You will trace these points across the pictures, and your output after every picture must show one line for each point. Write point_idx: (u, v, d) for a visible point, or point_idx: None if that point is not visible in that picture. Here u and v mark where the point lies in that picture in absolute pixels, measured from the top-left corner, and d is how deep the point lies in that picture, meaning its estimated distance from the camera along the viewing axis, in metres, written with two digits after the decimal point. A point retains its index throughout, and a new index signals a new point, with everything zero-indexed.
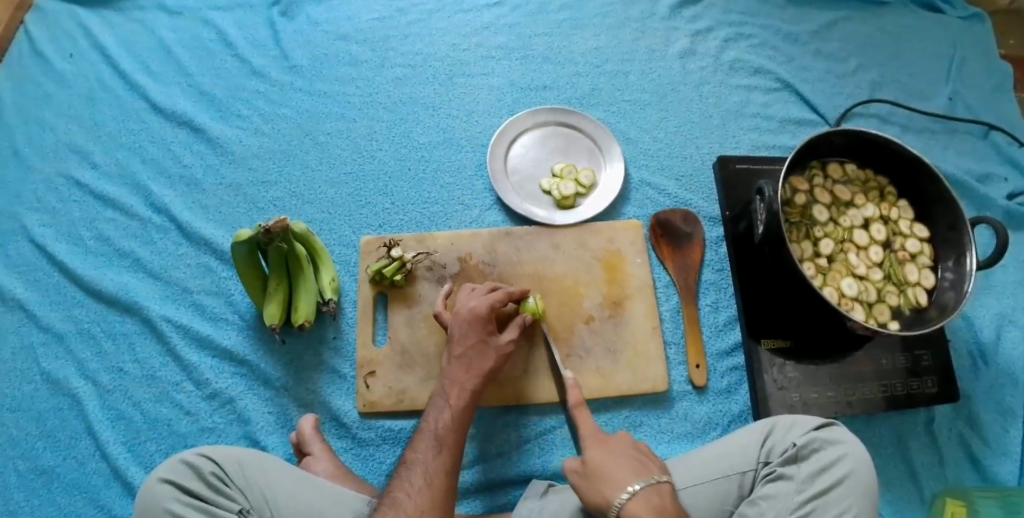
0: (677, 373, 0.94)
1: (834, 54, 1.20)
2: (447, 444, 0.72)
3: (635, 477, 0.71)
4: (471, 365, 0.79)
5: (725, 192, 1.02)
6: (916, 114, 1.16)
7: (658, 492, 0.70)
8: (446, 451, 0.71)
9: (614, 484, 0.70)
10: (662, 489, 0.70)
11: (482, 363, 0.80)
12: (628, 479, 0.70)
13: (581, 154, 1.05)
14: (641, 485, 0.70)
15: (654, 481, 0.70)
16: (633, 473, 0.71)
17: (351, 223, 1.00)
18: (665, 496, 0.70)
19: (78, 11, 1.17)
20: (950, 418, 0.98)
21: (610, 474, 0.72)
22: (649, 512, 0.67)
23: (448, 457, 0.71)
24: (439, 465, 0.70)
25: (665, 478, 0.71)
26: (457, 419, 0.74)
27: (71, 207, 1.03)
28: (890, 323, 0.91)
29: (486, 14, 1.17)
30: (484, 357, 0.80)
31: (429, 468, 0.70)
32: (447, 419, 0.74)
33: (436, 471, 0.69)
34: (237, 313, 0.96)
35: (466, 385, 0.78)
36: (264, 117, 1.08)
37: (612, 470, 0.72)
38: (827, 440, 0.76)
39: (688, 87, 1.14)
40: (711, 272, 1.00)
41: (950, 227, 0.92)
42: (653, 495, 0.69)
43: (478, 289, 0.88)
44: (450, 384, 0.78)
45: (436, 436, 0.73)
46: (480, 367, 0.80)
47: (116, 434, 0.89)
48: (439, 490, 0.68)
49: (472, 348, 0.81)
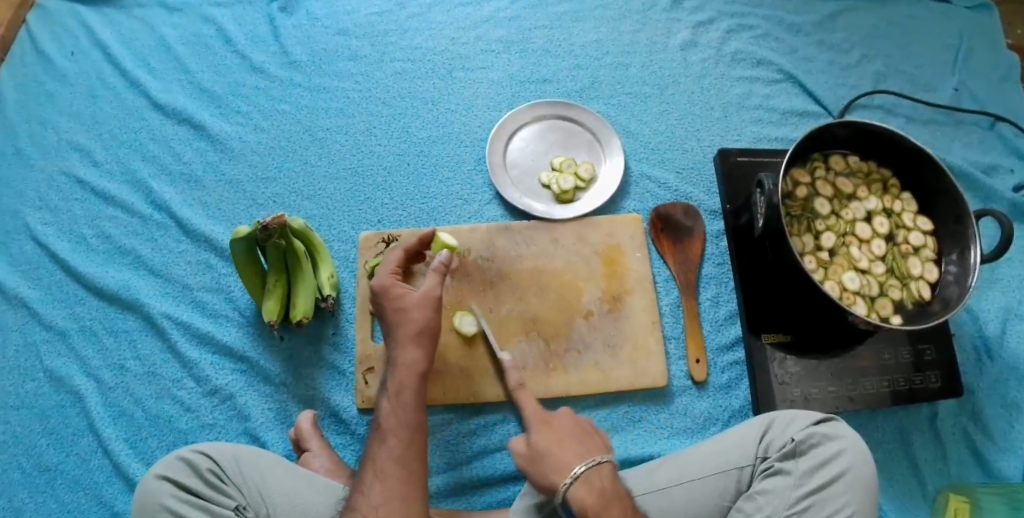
0: (677, 368, 0.93)
1: (838, 44, 1.18)
2: (390, 433, 0.70)
3: (578, 459, 0.69)
4: (403, 339, 0.76)
5: (726, 185, 1.01)
6: (921, 105, 1.15)
7: (599, 474, 0.69)
8: (391, 439, 0.70)
9: (557, 465, 0.69)
10: (603, 470, 0.69)
11: (414, 339, 0.76)
12: (571, 462, 0.69)
13: (581, 147, 1.05)
14: (584, 468, 0.68)
15: (595, 463, 0.69)
16: (576, 455, 0.70)
17: (350, 218, 1.00)
18: (607, 477, 0.69)
19: (78, 9, 1.17)
20: (954, 413, 0.97)
21: (554, 456, 0.70)
22: (591, 495, 0.67)
23: (395, 444, 0.69)
24: (387, 454, 0.68)
25: (607, 457, 0.71)
26: (398, 405, 0.72)
27: (72, 205, 1.03)
28: (893, 317, 0.90)
29: (485, 7, 1.16)
30: (406, 320, 0.77)
31: (378, 460, 0.68)
32: (389, 408, 0.72)
33: (385, 462, 0.68)
34: (237, 309, 0.96)
35: (403, 368, 0.74)
36: (263, 113, 1.08)
37: (556, 453, 0.70)
38: (825, 436, 0.75)
39: (689, 80, 1.12)
40: (712, 266, 0.99)
41: (954, 219, 0.91)
42: (595, 478, 0.68)
43: (400, 255, 0.84)
44: (390, 368, 0.76)
45: (382, 427, 0.71)
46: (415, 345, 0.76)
47: (118, 430, 0.89)
48: (391, 479, 0.66)
49: (398, 314, 0.77)
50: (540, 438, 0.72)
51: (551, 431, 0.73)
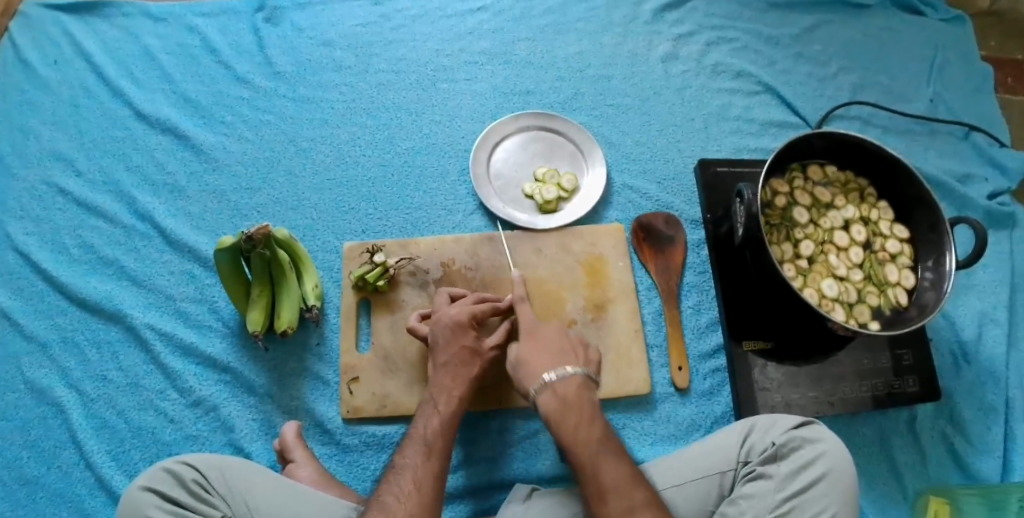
0: (660, 376, 0.94)
1: (815, 56, 1.21)
2: (436, 450, 0.73)
3: (598, 453, 0.70)
4: (455, 372, 0.81)
5: (706, 195, 1.03)
6: (897, 116, 1.17)
7: (614, 471, 0.69)
8: (434, 455, 0.72)
9: (534, 375, 0.76)
10: (622, 474, 0.69)
11: (467, 371, 0.81)
12: (544, 370, 0.76)
13: (564, 158, 1.06)
14: (554, 376, 0.75)
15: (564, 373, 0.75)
16: (599, 449, 0.71)
17: (334, 229, 1.01)
18: (626, 479, 0.69)
19: (61, 18, 1.17)
20: (933, 416, 0.99)
21: (568, 440, 0.71)
22: (608, 494, 0.67)
23: (437, 462, 0.72)
24: (427, 470, 0.71)
25: (627, 464, 0.70)
26: (445, 426, 0.76)
27: (55, 215, 1.03)
28: (871, 323, 0.91)
29: (469, 19, 1.17)
30: (470, 364, 0.82)
31: (420, 473, 0.70)
32: (435, 426, 0.76)
33: (427, 477, 0.70)
34: (221, 320, 0.96)
35: (453, 395, 0.79)
36: (248, 124, 1.08)
37: (567, 435, 0.71)
38: (805, 439, 0.76)
39: (670, 91, 1.14)
40: (693, 275, 1.01)
41: (929, 227, 0.93)
42: (608, 474, 0.69)
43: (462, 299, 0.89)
44: (439, 392, 0.80)
45: (423, 439, 0.74)
46: (466, 376, 0.81)
47: (100, 442, 0.89)
48: (429, 494, 0.68)
49: (458, 355, 0.82)
50: (522, 347, 0.79)
51: (534, 340, 0.80)
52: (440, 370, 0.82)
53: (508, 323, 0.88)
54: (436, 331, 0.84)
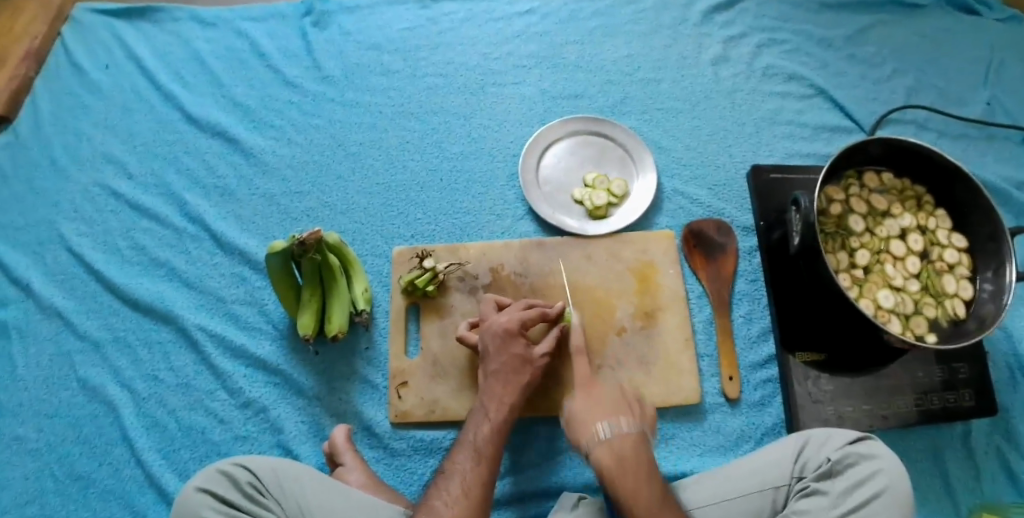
0: (709, 386, 0.93)
1: (869, 59, 1.18)
2: (485, 456, 0.73)
3: (602, 420, 0.75)
4: (506, 379, 0.81)
5: (759, 202, 1.01)
6: (954, 121, 1.14)
7: (622, 440, 0.73)
8: (484, 462, 0.72)
9: (589, 428, 0.75)
10: (626, 436, 0.73)
11: (517, 379, 0.81)
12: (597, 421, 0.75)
13: (613, 163, 1.05)
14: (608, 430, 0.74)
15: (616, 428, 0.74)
16: (603, 416, 0.76)
17: (383, 233, 1.01)
18: (630, 443, 0.73)
19: (112, 22, 1.19)
20: (988, 431, 0.97)
21: (583, 419, 0.77)
22: (608, 456, 0.72)
23: (487, 468, 0.72)
24: (478, 476, 0.71)
25: (636, 426, 0.75)
26: (495, 433, 0.75)
27: (107, 216, 1.04)
28: (928, 335, 0.89)
29: (516, 22, 1.16)
30: (521, 371, 0.82)
31: (468, 479, 0.70)
32: (485, 433, 0.75)
33: (475, 483, 0.70)
34: (271, 322, 0.97)
35: (504, 402, 0.79)
36: (296, 127, 1.09)
37: (585, 416, 0.77)
38: (861, 455, 0.75)
39: (721, 95, 1.12)
40: (744, 283, 0.99)
41: (990, 236, 0.90)
42: (615, 441, 0.73)
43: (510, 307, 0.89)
44: (489, 399, 0.80)
45: (472, 446, 0.74)
46: (516, 384, 0.81)
47: (151, 441, 0.90)
48: (479, 500, 0.68)
49: (510, 362, 0.82)
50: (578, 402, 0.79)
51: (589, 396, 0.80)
52: (490, 377, 0.82)
53: (558, 330, 0.88)
54: (485, 339, 0.84)
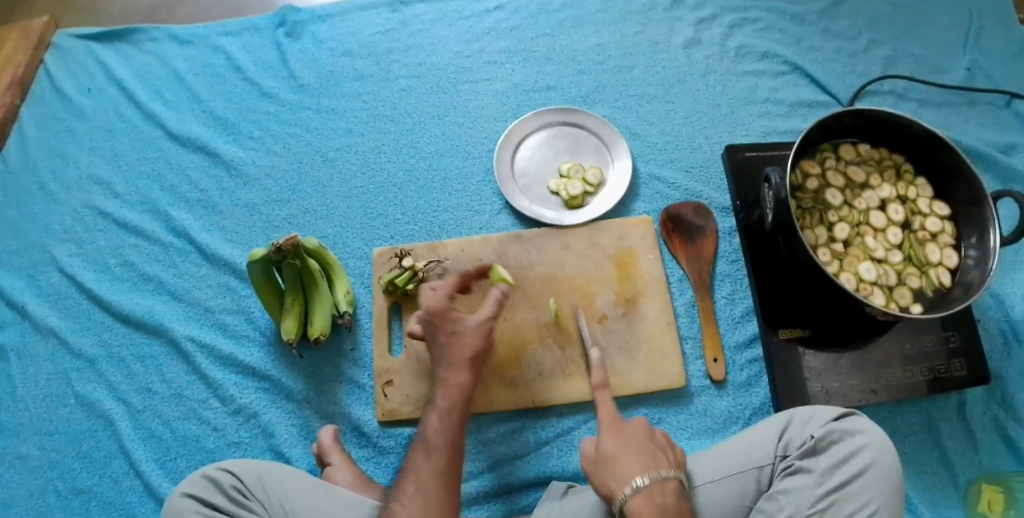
0: (695, 368, 0.93)
1: (843, 32, 1.16)
2: (435, 450, 0.72)
3: (642, 470, 0.70)
4: (453, 362, 0.78)
5: (735, 182, 1.01)
6: (933, 89, 1.13)
7: (663, 490, 0.68)
8: (435, 455, 0.72)
9: (622, 476, 0.70)
10: (668, 485, 0.69)
11: (457, 360, 0.78)
12: (635, 471, 0.70)
13: (588, 152, 1.05)
14: (647, 480, 0.69)
15: (662, 478, 0.69)
16: (641, 466, 0.71)
17: (363, 235, 1.02)
18: (672, 493, 0.69)
19: (92, 46, 1.20)
20: (983, 400, 0.95)
21: (618, 466, 0.71)
22: (651, 509, 0.66)
23: (441, 460, 0.71)
24: (431, 472, 0.70)
25: (673, 474, 0.70)
26: (442, 423, 0.74)
27: (96, 236, 1.06)
28: (913, 306, 0.88)
29: (486, 19, 1.17)
30: (462, 345, 0.79)
31: (423, 477, 0.70)
32: (433, 425, 0.74)
33: (429, 479, 0.70)
34: (258, 329, 0.98)
35: (448, 388, 0.76)
36: (274, 137, 1.10)
37: (621, 463, 0.71)
38: (845, 432, 0.74)
39: (694, 78, 1.12)
40: (725, 264, 0.99)
41: (971, 203, 0.89)
42: (658, 493, 0.68)
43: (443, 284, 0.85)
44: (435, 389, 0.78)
45: (424, 443, 0.74)
46: (456, 366, 0.77)
47: (148, 451, 0.92)
48: (435, 495, 0.69)
49: (452, 340, 0.79)
50: (608, 446, 0.74)
51: (619, 442, 0.74)
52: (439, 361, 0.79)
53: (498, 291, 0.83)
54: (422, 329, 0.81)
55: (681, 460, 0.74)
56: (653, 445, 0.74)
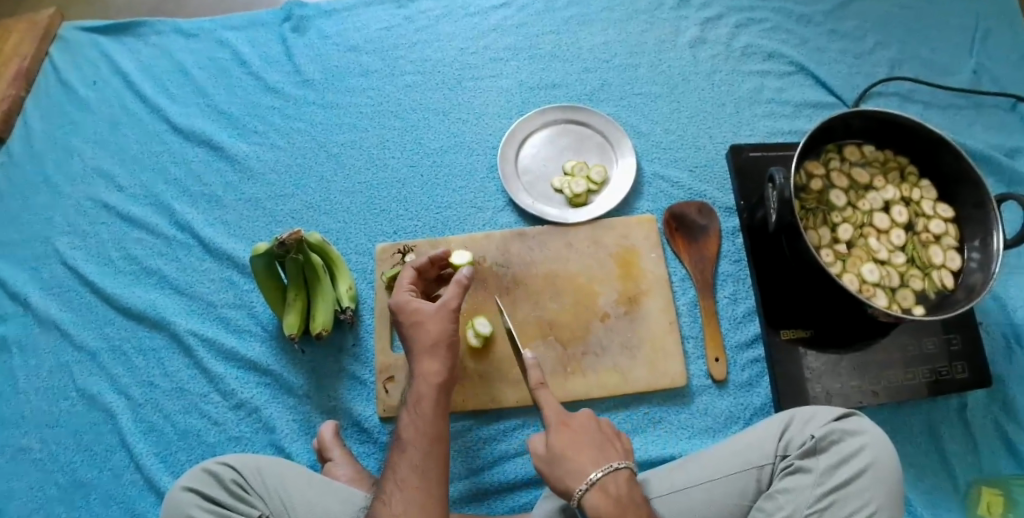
0: (696, 368, 0.93)
1: (850, 33, 1.16)
2: (409, 444, 0.71)
3: (594, 464, 0.68)
4: (424, 352, 0.76)
5: (739, 182, 1.01)
6: (939, 91, 1.13)
7: (616, 479, 0.68)
8: (408, 450, 0.71)
9: (575, 470, 0.68)
10: (620, 476, 0.68)
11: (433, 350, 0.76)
12: (588, 467, 0.68)
13: (592, 150, 1.05)
14: (600, 473, 0.67)
15: (612, 469, 0.68)
16: (592, 459, 0.69)
17: (366, 231, 1.02)
18: (624, 484, 0.68)
19: (97, 38, 1.20)
20: (984, 403, 0.95)
21: (571, 461, 0.69)
22: (608, 504, 0.66)
23: (416, 451, 0.70)
24: (410, 467, 0.70)
25: (625, 463, 0.69)
26: (419, 417, 0.72)
27: (100, 229, 1.06)
28: (915, 308, 0.88)
29: (491, 16, 1.16)
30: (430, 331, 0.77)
31: (401, 471, 0.70)
32: (407, 420, 0.73)
33: (406, 473, 0.69)
34: (260, 324, 0.98)
35: (425, 381, 0.75)
36: (279, 132, 1.10)
37: (573, 457, 0.69)
38: (846, 432, 0.74)
39: (699, 77, 1.12)
40: (728, 264, 0.99)
41: (976, 205, 0.89)
42: (611, 484, 0.67)
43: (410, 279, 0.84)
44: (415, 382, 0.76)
45: (401, 438, 0.73)
46: (434, 357, 0.76)
47: (149, 445, 0.92)
48: (414, 488, 0.68)
49: (417, 330, 0.78)
50: (555, 438, 0.71)
51: (568, 430, 0.72)
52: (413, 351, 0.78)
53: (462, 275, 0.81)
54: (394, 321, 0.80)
55: (626, 447, 0.73)
56: (602, 434, 0.72)
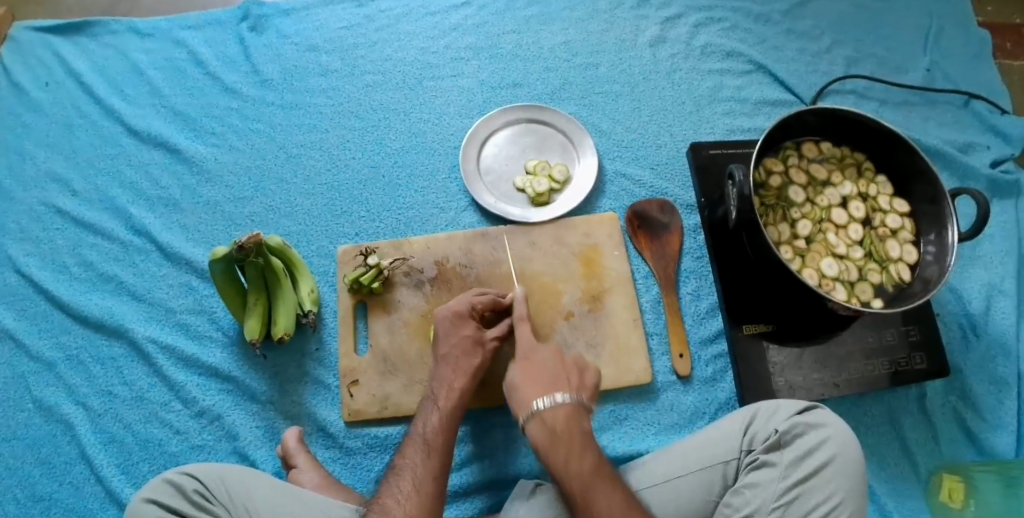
0: (661, 364, 0.93)
1: (807, 31, 1.18)
2: (435, 448, 0.72)
3: (540, 394, 0.73)
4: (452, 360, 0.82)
5: (700, 179, 1.02)
6: (893, 88, 1.15)
7: (556, 412, 0.71)
8: (434, 453, 0.72)
9: (524, 402, 0.73)
10: (562, 409, 0.71)
11: (468, 361, 0.82)
12: (535, 398, 0.73)
13: (554, 149, 1.05)
14: (544, 403, 0.72)
15: (553, 401, 0.71)
16: (540, 390, 0.73)
17: (328, 233, 1.01)
18: (566, 416, 0.71)
19: (50, 40, 1.17)
20: (943, 392, 0.97)
21: (522, 393, 0.74)
22: (543, 432, 0.70)
23: (438, 460, 0.71)
24: (428, 469, 0.70)
25: (571, 400, 0.72)
26: (444, 424, 0.75)
27: (54, 235, 1.03)
28: (874, 301, 0.89)
29: (452, 15, 1.16)
30: (469, 354, 0.83)
31: (419, 473, 0.70)
32: (435, 423, 0.76)
33: (426, 476, 0.69)
34: (221, 330, 0.96)
35: (453, 388, 0.79)
36: (238, 134, 1.08)
37: (522, 388, 0.75)
38: (809, 425, 0.75)
39: (659, 75, 1.13)
40: (691, 260, 0.99)
41: (930, 199, 0.90)
42: (553, 416, 0.71)
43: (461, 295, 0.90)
44: (439, 386, 0.80)
45: (424, 439, 0.74)
46: (466, 366, 0.81)
47: (109, 456, 0.89)
48: (431, 492, 0.68)
49: (449, 346, 0.83)
50: (516, 373, 0.77)
51: (529, 366, 0.77)
52: (442, 363, 0.83)
53: (509, 318, 0.88)
54: (437, 324, 0.85)
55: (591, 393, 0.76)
56: (561, 370, 0.76)
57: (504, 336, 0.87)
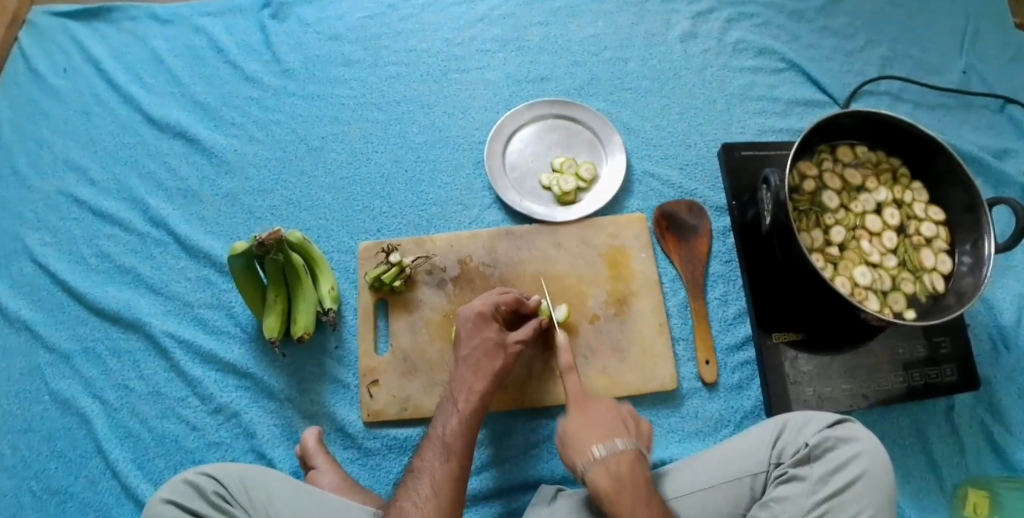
0: (686, 370, 0.92)
1: (841, 30, 1.15)
2: (455, 453, 0.71)
3: None
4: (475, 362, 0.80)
5: (731, 181, 1.00)
6: (929, 90, 1.12)
7: None
8: (454, 458, 0.70)
9: None
10: None
11: (489, 363, 0.80)
12: None
13: (582, 147, 1.03)
14: None
15: None
16: None
17: (349, 228, 0.99)
18: None
19: (68, 24, 1.14)
20: (971, 405, 0.95)
21: None
22: None
23: (457, 465, 0.70)
24: (447, 474, 0.69)
25: None
26: (465, 427, 0.73)
27: (71, 225, 1.01)
28: (906, 311, 0.87)
29: (478, 6, 1.13)
30: (491, 357, 0.80)
31: (438, 477, 0.68)
32: (454, 426, 0.73)
33: (445, 481, 0.68)
34: (239, 325, 0.94)
35: (473, 391, 0.77)
36: (258, 124, 1.06)
37: None
38: (839, 438, 0.73)
39: (690, 72, 1.10)
40: (719, 264, 0.97)
41: (967, 207, 0.87)
42: None
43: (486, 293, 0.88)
44: (460, 387, 0.78)
45: (443, 442, 0.72)
46: (488, 368, 0.79)
47: (125, 451, 0.88)
48: (449, 499, 0.66)
49: (472, 347, 0.81)
50: None
51: None
52: (463, 364, 0.80)
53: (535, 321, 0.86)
54: (460, 324, 0.83)
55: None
56: None
57: (528, 339, 0.85)
